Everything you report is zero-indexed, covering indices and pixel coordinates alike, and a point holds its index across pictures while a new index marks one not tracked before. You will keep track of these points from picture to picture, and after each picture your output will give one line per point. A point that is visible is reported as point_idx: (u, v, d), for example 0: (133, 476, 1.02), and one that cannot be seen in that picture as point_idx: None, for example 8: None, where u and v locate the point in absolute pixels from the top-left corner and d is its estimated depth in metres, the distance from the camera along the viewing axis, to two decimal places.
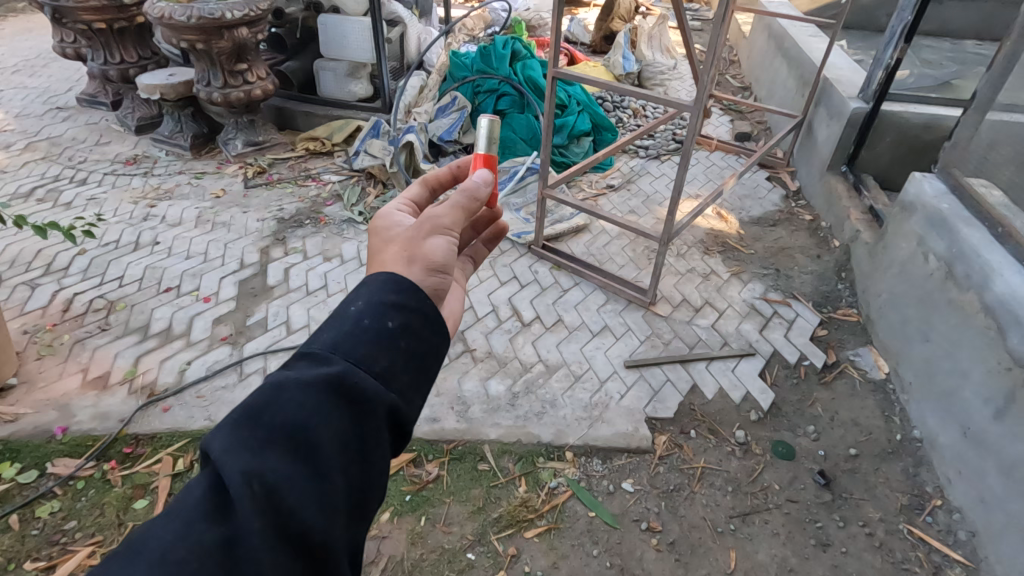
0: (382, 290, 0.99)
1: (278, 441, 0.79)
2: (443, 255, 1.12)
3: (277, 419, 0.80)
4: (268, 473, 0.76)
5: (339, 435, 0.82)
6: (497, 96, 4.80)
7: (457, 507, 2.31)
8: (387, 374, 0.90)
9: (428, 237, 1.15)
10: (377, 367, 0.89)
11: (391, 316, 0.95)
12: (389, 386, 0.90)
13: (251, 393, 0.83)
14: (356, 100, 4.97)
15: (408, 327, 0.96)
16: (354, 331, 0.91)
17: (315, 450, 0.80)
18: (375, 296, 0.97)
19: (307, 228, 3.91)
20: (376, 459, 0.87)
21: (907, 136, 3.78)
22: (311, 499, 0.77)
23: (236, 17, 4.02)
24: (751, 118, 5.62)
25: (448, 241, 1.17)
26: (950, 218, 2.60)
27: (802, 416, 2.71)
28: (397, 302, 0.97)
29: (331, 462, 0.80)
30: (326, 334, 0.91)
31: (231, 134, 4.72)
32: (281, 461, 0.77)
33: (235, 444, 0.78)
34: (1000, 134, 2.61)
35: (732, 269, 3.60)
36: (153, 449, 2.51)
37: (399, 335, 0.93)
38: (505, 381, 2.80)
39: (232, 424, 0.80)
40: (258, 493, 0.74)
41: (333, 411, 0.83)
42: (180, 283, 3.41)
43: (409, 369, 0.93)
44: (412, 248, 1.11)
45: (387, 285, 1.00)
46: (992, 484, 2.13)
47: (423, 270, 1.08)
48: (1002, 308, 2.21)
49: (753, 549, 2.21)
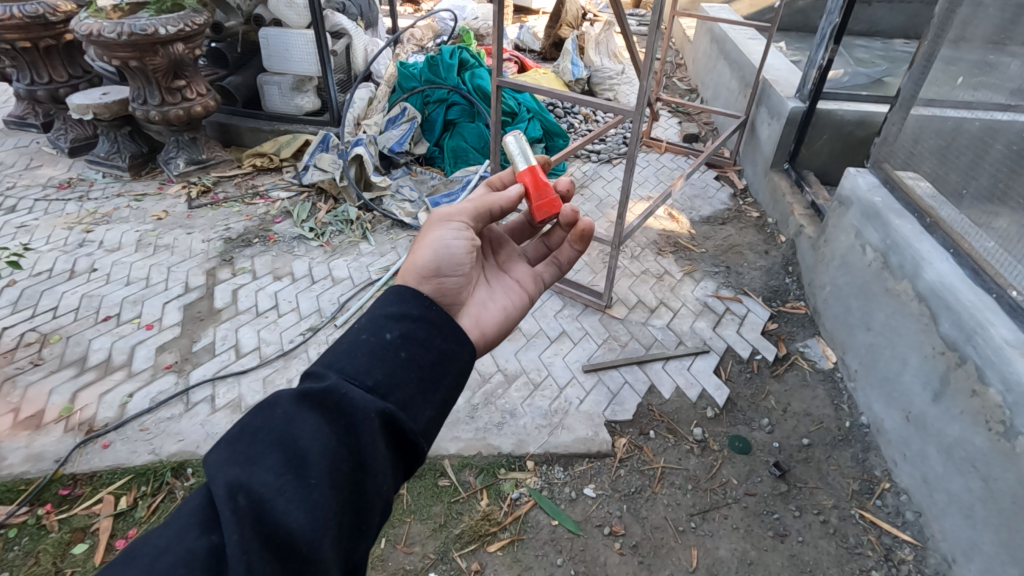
0: (385, 306, 1.08)
1: (269, 455, 0.84)
2: (431, 255, 1.25)
3: (269, 434, 0.86)
4: (254, 486, 0.81)
5: (328, 446, 0.86)
6: (447, 106, 4.79)
7: (418, 526, 2.27)
8: (382, 386, 0.96)
9: (427, 239, 1.30)
10: (370, 380, 0.95)
11: (390, 328, 1.03)
12: (383, 398, 0.95)
13: (246, 411, 0.89)
14: (303, 114, 4.87)
15: (409, 336, 1.03)
16: (353, 345, 0.99)
17: (305, 463, 0.84)
18: (377, 313, 1.06)
19: (256, 247, 3.79)
20: (371, 469, 0.89)
21: (842, 133, 3.92)
22: (300, 509, 0.81)
23: (170, 32, 3.88)
24: (698, 119, 5.77)
25: (445, 242, 1.30)
26: (883, 211, 2.71)
27: (756, 409, 2.77)
28: (401, 314, 1.07)
29: (318, 473, 0.84)
30: (328, 355, 1.00)
31: (173, 153, 4.56)
32: (271, 474, 0.82)
33: (225, 460, 0.84)
34: (922, 128, 2.71)
35: (685, 268, 3.67)
36: (93, 488, 2.38)
37: (400, 346, 1.01)
38: (465, 394, 2.77)
39: (226, 441, 0.87)
40: (243, 506, 0.79)
41: (324, 424, 0.88)
42: (120, 310, 3.26)
43: (409, 379, 0.99)
44: (411, 254, 1.26)
45: (392, 298, 1.10)
46: (933, 463, 2.21)
47: (416, 274, 1.21)
48: (932, 295, 2.31)
49: (714, 545, 2.23)
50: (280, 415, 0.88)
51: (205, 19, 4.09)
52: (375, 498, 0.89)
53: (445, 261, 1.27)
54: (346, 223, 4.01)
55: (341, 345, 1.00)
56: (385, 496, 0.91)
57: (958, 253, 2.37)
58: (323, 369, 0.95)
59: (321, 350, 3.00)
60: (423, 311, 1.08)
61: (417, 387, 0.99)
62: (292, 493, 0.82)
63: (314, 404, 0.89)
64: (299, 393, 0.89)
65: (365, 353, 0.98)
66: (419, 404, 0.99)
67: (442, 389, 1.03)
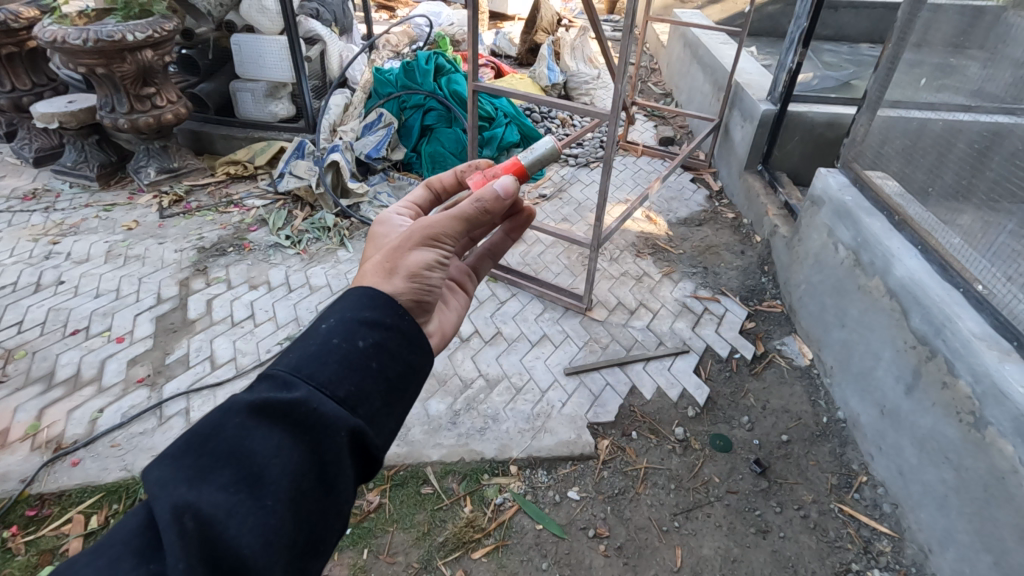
0: (356, 309, 1.05)
1: (221, 472, 0.83)
2: (420, 269, 1.17)
3: (221, 449, 0.84)
4: (203, 507, 0.79)
5: (288, 464, 0.85)
6: (424, 111, 4.77)
7: (401, 535, 2.24)
8: (351, 399, 0.94)
9: (415, 246, 1.19)
10: (340, 392, 0.93)
11: (363, 335, 1.00)
12: (351, 411, 0.93)
13: (198, 421, 0.86)
14: (277, 120, 4.82)
15: (380, 345, 1.01)
16: (322, 351, 0.96)
17: (260, 483, 0.83)
18: (347, 315, 1.03)
19: (230, 256, 3.73)
20: (332, 488, 0.89)
21: (813, 134, 4.00)
22: (252, 532, 0.80)
23: (138, 39, 3.79)
24: (673, 122, 5.86)
25: (436, 253, 1.21)
26: (854, 210, 2.77)
27: (736, 407, 2.80)
28: (372, 320, 1.04)
29: (274, 494, 0.83)
30: (294, 357, 0.96)
31: (143, 161, 4.46)
32: (222, 493, 0.81)
33: (169, 477, 0.81)
34: (889, 129, 2.78)
35: (663, 269, 3.70)
36: (62, 508, 2.29)
37: (372, 355, 0.99)
38: (446, 400, 2.75)
39: (173, 454, 0.84)
40: (189, 529, 0.77)
41: (284, 441, 0.86)
42: (89, 323, 3.16)
43: (377, 392, 0.98)
44: (395, 257, 1.16)
45: (364, 300, 1.07)
46: (908, 456, 2.26)
47: (403, 281, 1.13)
48: (903, 290, 2.36)
49: (698, 544, 2.24)
50: (234, 428, 0.85)
51: (174, 25, 4.01)
52: (334, 517, 0.90)
53: (433, 273, 1.19)
54: (323, 231, 3.96)
55: (310, 347, 0.97)
56: (344, 514, 0.92)
57: (926, 250, 2.43)
58: (291, 376, 0.92)
59: None
60: (396, 319, 1.06)
61: (384, 400, 0.99)
62: (244, 514, 0.80)
63: (274, 418, 0.87)
64: (259, 405, 0.87)
65: (336, 360, 0.95)
66: (385, 418, 0.99)
67: (406, 400, 1.04)
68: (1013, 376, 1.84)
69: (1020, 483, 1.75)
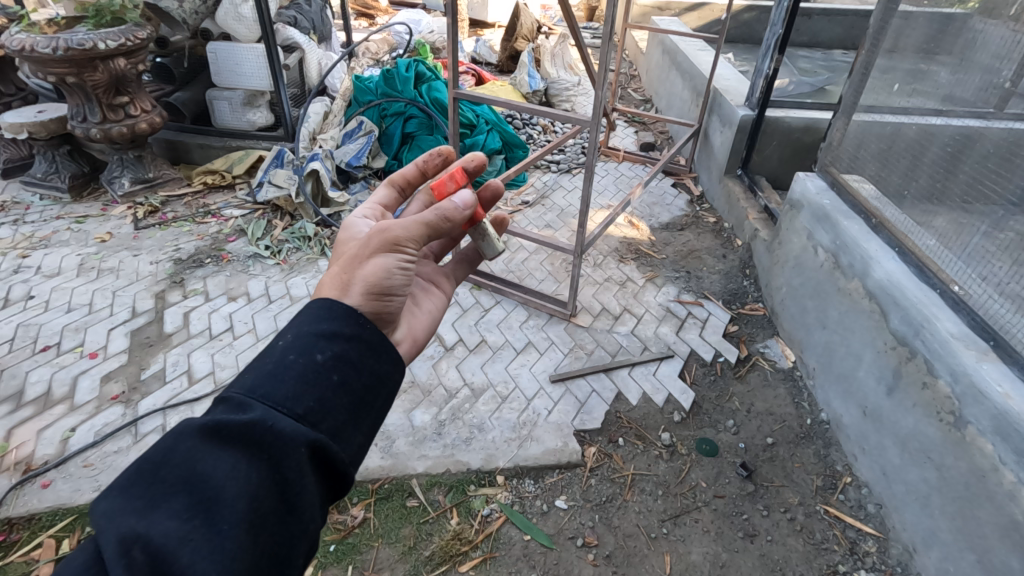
0: (314, 323, 1.05)
1: (174, 499, 0.81)
2: (379, 282, 1.15)
3: (173, 476, 0.83)
4: (153, 537, 0.77)
5: (245, 485, 0.84)
6: (405, 119, 4.74)
7: (386, 550, 2.19)
8: (312, 415, 0.94)
9: (375, 255, 1.19)
10: (300, 408, 0.93)
11: (321, 348, 1.00)
12: (312, 427, 0.93)
13: (147, 449, 0.85)
14: (255, 129, 4.75)
15: (340, 357, 1.01)
16: (280, 368, 0.96)
17: (215, 507, 0.82)
18: (305, 330, 1.03)
19: (208, 267, 3.65)
20: (296, 507, 0.88)
21: (791, 139, 4.06)
22: (207, 559, 0.77)
23: (110, 47, 3.71)
24: (653, 128, 5.91)
25: (397, 260, 1.20)
26: (832, 213, 2.80)
27: (721, 411, 2.81)
28: (332, 332, 1.04)
29: (230, 518, 0.81)
30: (250, 379, 0.96)
31: (116, 172, 4.36)
32: (174, 521, 0.79)
33: (118, 509, 0.80)
34: (864, 133, 2.83)
35: (646, 274, 3.72)
36: (31, 533, 2.20)
37: (332, 368, 0.99)
38: (431, 410, 2.71)
39: (121, 485, 0.82)
40: (139, 560, 0.75)
41: (239, 463, 0.85)
42: (60, 339, 3.07)
43: (340, 406, 0.97)
44: (352, 269, 1.15)
45: (322, 313, 1.07)
46: (891, 456, 2.28)
47: (363, 292, 1.12)
48: (882, 292, 2.39)
49: (686, 550, 2.23)
50: (185, 453, 0.85)
51: (148, 33, 3.94)
52: (301, 539, 0.88)
53: (396, 281, 1.18)
54: (303, 240, 3.91)
55: (266, 366, 0.97)
56: (312, 534, 0.90)
57: (903, 252, 2.47)
58: (245, 398, 0.92)
59: None
60: (357, 329, 1.06)
61: (348, 413, 0.98)
62: (198, 541, 0.78)
63: (228, 440, 0.86)
64: (211, 428, 0.86)
65: (294, 376, 0.95)
66: (350, 432, 0.98)
67: (373, 413, 1.03)
68: (990, 375, 1.87)
69: (1000, 482, 1.77)
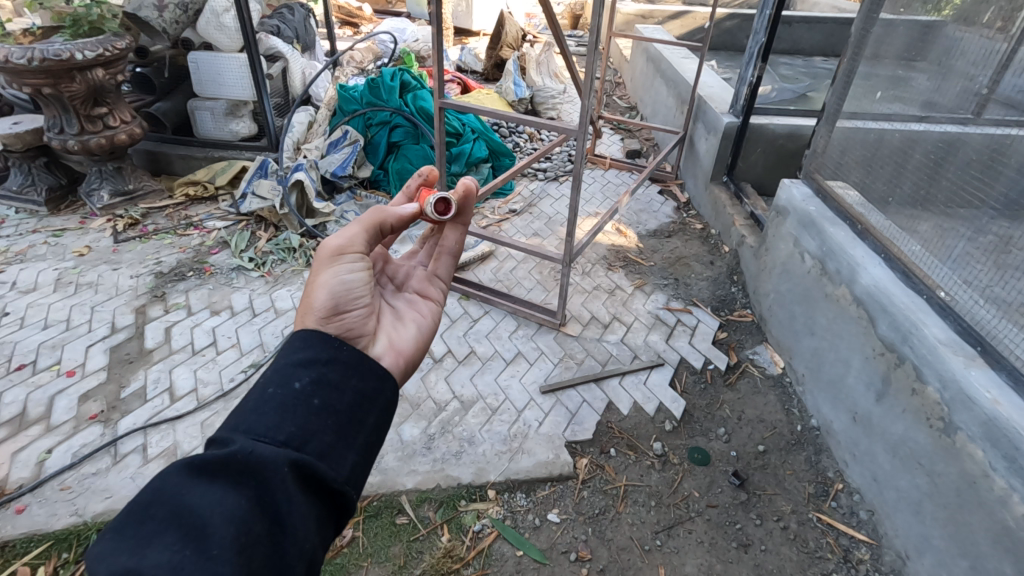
0: (291, 354, 1.05)
1: (164, 534, 0.79)
2: (326, 297, 1.22)
3: (162, 512, 0.81)
4: (144, 570, 0.74)
5: (234, 513, 0.82)
6: (390, 128, 4.71)
7: (376, 569, 2.14)
8: (296, 439, 0.93)
9: (321, 278, 1.26)
10: (282, 435, 0.92)
11: (299, 376, 1.00)
12: (297, 450, 0.92)
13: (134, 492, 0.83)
14: (238, 139, 4.69)
15: (320, 380, 1.01)
16: (262, 400, 0.96)
17: (204, 536, 0.79)
18: (283, 361, 1.03)
19: (190, 280, 3.58)
20: (289, 530, 0.86)
21: (775, 145, 4.09)
22: None
23: (87, 58, 3.64)
24: (639, 135, 5.94)
25: (341, 277, 1.28)
26: (818, 220, 2.82)
27: (712, 419, 2.80)
28: (309, 359, 1.04)
29: (221, 543, 0.79)
30: (233, 417, 0.96)
31: (95, 184, 4.27)
32: (167, 552, 0.77)
33: (108, 550, 0.77)
34: (849, 140, 2.85)
35: (635, 282, 3.71)
36: (5, 560, 2.12)
37: (313, 393, 0.99)
38: (420, 424, 2.67)
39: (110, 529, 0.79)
40: None
41: (227, 492, 0.84)
42: (36, 357, 2.98)
43: (325, 427, 0.96)
44: (305, 299, 1.23)
45: (298, 343, 1.07)
46: (882, 463, 2.28)
47: (316, 317, 1.19)
48: (869, 298, 2.40)
49: (680, 562, 2.21)
50: (170, 489, 0.83)
51: (127, 43, 3.87)
52: (297, 560, 0.85)
53: (343, 296, 1.25)
54: (288, 252, 3.84)
55: (247, 403, 0.97)
56: (309, 555, 0.87)
57: (890, 257, 2.49)
58: (228, 434, 0.92)
59: None
60: (334, 352, 1.06)
61: (336, 432, 0.97)
62: (190, 569, 0.76)
63: (214, 473, 0.86)
64: (195, 463, 0.85)
65: (274, 407, 0.95)
66: (341, 450, 0.97)
67: (365, 431, 1.02)
68: (978, 381, 1.88)
69: (992, 488, 1.77)
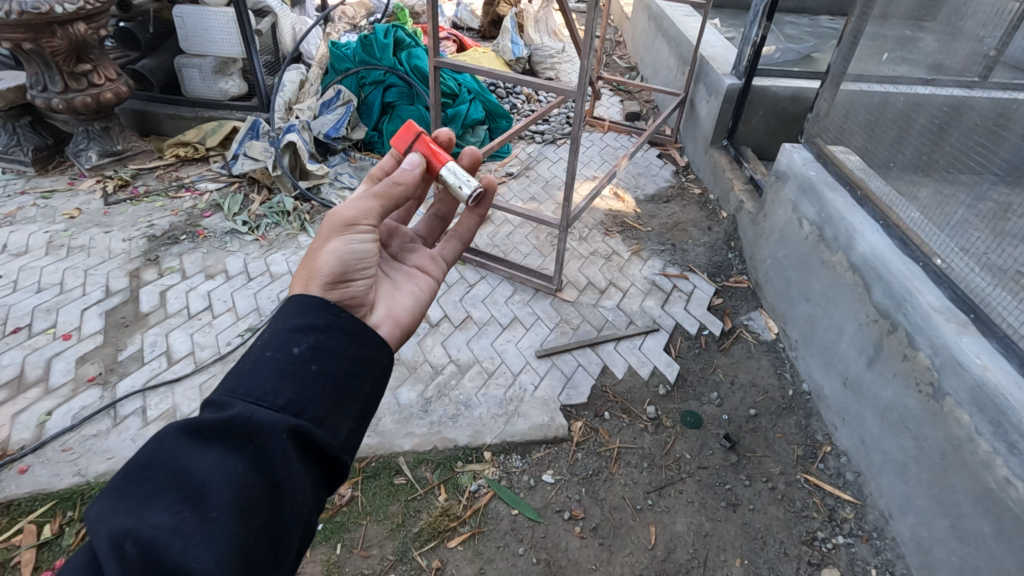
0: (289, 318, 1.04)
1: (163, 495, 0.80)
2: (336, 262, 1.19)
3: (161, 473, 0.82)
4: (144, 531, 0.76)
5: (232, 476, 0.84)
6: (384, 88, 4.58)
7: (375, 528, 2.20)
8: (294, 405, 0.93)
9: (328, 242, 1.22)
10: (280, 400, 0.93)
11: (297, 341, 1.00)
12: (295, 415, 0.92)
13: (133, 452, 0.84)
14: (228, 99, 4.57)
15: (318, 348, 1.01)
16: (259, 365, 0.96)
17: (203, 499, 0.81)
18: (281, 326, 1.02)
19: (184, 244, 3.55)
20: (287, 494, 0.87)
21: (777, 109, 4.02)
22: (199, 547, 0.77)
23: (67, 11, 3.49)
24: (639, 97, 5.81)
25: (348, 243, 1.24)
26: (818, 185, 2.79)
27: (705, 383, 2.84)
28: (307, 325, 1.03)
29: (219, 506, 0.81)
30: (231, 380, 0.96)
31: (82, 144, 4.17)
32: (165, 514, 0.78)
33: (109, 509, 0.78)
34: (852, 103, 2.80)
35: (632, 248, 3.69)
36: (10, 519, 2.16)
37: (310, 359, 0.98)
38: (417, 387, 2.70)
39: (110, 489, 0.81)
40: (130, 555, 0.75)
41: (225, 456, 0.85)
42: (31, 320, 2.97)
43: (323, 394, 0.97)
44: (309, 263, 1.19)
45: (296, 309, 1.06)
46: (870, 426, 2.32)
47: (321, 284, 1.16)
48: (865, 265, 2.41)
49: (670, 520, 2.27)
50: (169, 452, 0.84)
51: None
52: (293, 523, 0.88)
53: (350, 264, 1.22)
54: (282, 215, 3.80)
55: (245, 365, 0.97)
56: (305, 518, 0.89)
57: (888, 223, 2.47)
58: (226, 397, 0.92)
59: None
60: (332, 319, 1.05)
61: (333, 400, 0.98)
62: (189, 531, 0.78)
63: (212, 438, 0.86)
64: (193, 427, 0.86)
65: (272, 371, 0.95)
66: (338, 417, 0.98)
67: (361, 398, 1.02)
68: (969, 348, 1.90)
69: (976, 451, 1.80)
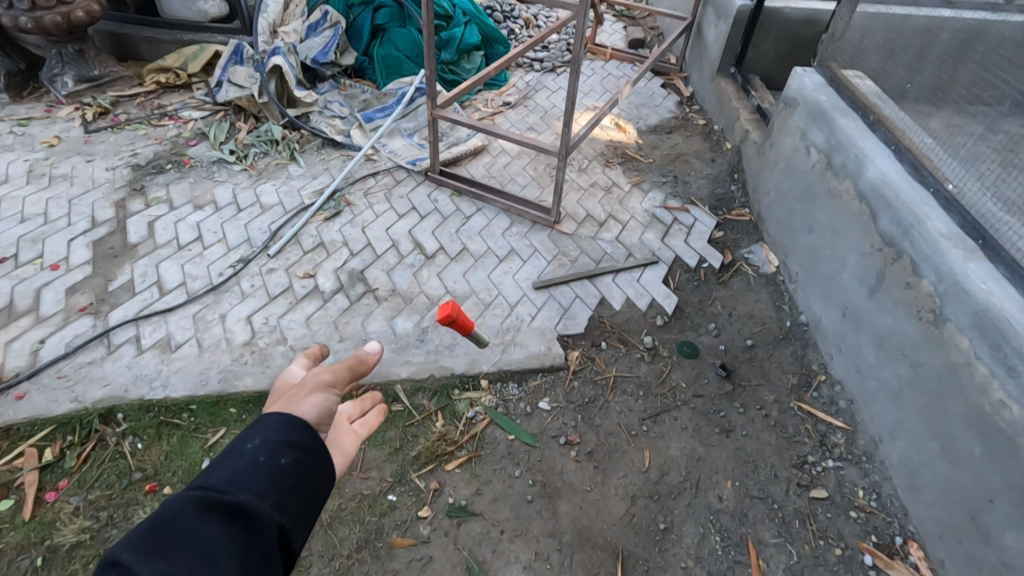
0: (266, 431, 0.99)
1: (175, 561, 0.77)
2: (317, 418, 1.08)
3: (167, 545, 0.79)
4: None
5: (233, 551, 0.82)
6: (374, 9, 4.30)
7: (373, 452, 2.22)
8: (282, 500, 0.93)
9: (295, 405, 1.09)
10: (267, 479, 0.92)
11: (285, 452, 0.96)
12: (282, 509, 0.92)
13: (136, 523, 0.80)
14: (208, 20, 4.28)
15: (301, 462, 0.98)
16: (249, 468, 0.92)
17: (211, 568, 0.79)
18: (265, 439, 0.98)
19: (170, 173, 3.43)
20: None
21: (789, 33, 3.82)
22: None
23: None
24: (643, 23, 5.51)
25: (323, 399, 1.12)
26: (829, 110, 2.67)
27: (703, 315, 2.82)
28: (291, 441, 0.99)
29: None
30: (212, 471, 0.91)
31: (57, 69, 3.96)
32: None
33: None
34: (871, 24, 2.64)
35: (632, 180, 3.59)
36: (11, 443, 2.18)
37: (291, 472, 0.95)
38: (413, 318, 2.68)
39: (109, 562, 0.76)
40: None
41: (222, 531, 0.83)
42: (17, 251, 2.90)
43: (304, 497, 0.96)
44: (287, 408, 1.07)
45: (280, 425, 1.00)
46: (866, 355, 2.32)
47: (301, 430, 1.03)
48: (873, 192, 2.33)
49: (665, 445, 2.31)
50: (176, 529, 0.80)
51: None
52: None
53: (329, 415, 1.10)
54: (271, 144, 3.66)
55: (224, 464, 0.93)
56: None
57: (900, 149, 2.38)
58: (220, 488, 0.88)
59: (255, 282, 2.80)
60: (318, 440, 1.03)
61: (303, 501, 0.96)
62: None
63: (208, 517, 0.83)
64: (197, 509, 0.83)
65: (265, 476, 0.92)
66: (308, 516, 0.97)
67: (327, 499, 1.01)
68: (974, 273, 1.86)
69: (972, 376, 1.81)
